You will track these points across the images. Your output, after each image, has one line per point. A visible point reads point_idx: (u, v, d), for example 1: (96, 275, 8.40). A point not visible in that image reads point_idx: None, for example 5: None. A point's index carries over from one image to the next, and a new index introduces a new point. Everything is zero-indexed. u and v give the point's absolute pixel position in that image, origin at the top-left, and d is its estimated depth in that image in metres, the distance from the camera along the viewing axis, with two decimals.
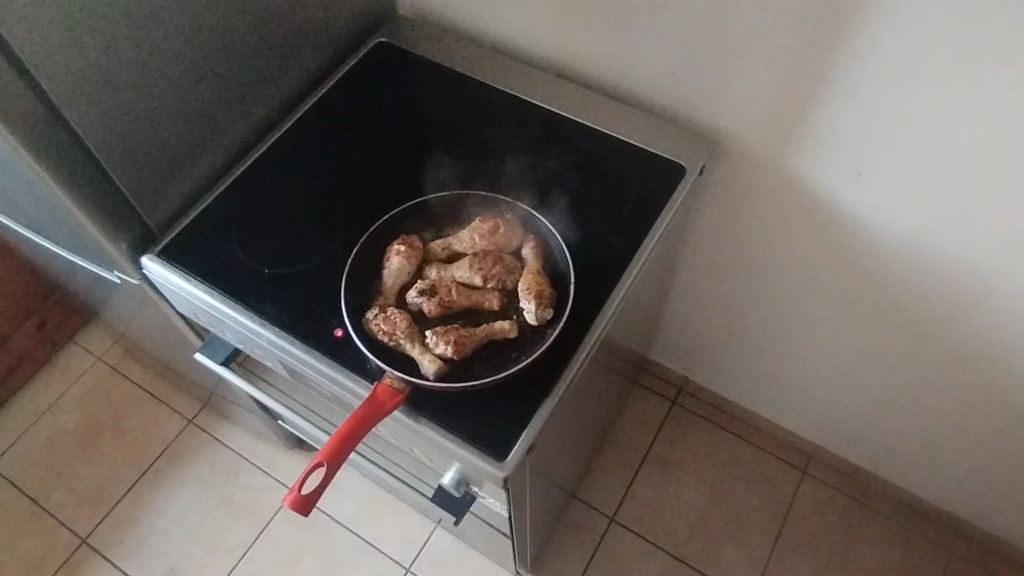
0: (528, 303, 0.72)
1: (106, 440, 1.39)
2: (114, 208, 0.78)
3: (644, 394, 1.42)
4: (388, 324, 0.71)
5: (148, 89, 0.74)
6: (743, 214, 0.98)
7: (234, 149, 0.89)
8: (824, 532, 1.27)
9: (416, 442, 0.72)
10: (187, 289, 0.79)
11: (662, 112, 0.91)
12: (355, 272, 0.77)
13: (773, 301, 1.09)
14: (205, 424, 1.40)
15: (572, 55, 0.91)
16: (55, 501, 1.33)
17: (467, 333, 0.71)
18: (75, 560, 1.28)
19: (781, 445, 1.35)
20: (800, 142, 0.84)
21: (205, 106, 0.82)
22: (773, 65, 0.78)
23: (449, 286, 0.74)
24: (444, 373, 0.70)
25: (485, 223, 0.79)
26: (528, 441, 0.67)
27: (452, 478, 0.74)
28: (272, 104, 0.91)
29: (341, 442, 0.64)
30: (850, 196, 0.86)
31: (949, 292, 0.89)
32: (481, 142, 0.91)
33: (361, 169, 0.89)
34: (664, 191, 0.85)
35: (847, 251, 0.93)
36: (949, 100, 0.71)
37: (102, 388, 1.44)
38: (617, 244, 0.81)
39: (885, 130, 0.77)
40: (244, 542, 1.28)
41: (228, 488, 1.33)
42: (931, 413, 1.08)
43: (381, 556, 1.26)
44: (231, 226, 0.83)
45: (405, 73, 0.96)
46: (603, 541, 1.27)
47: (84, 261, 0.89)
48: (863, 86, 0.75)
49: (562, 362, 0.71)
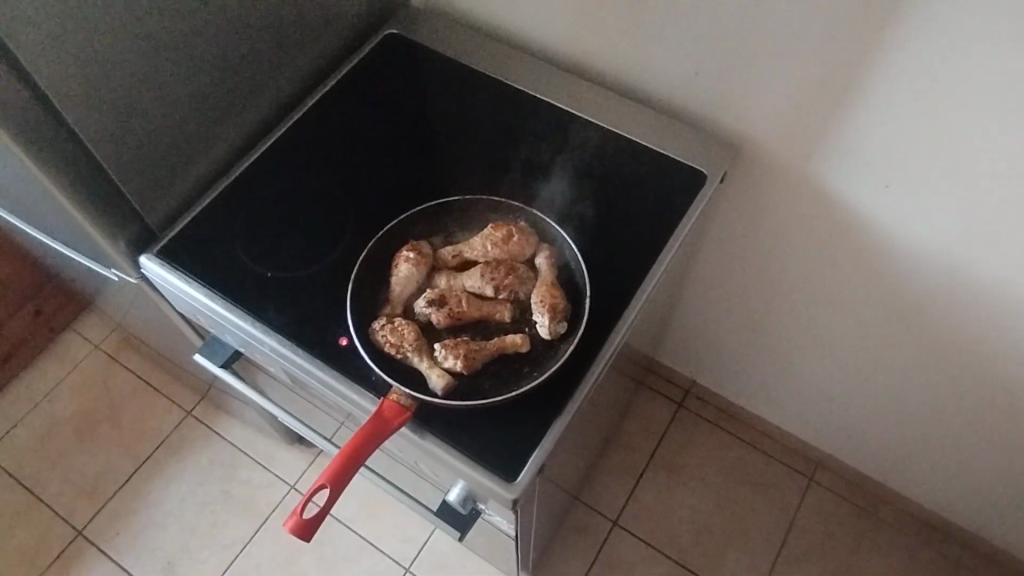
0: (542, 316, 0.70)
1: (103, 431, 1.37)
2: (110, 203, 0.75)
3: (650, 396, 1.39)
4: (395, 335, 0.69)
5: (144, 83, 0.71)
6: (760, 223, 0.94)
7: (238, 144, 0.86)
8: (829, 542, 1.26)
9: (421, 458, 0.70)
10: (186, 292, 0.76)
11: (681, 115, 0.87)
12: (361, 279, 0.74)
13: (788, 310, 1.06)
14: (203, 417, 1.38)
15: (591, 53, 0.88)
16: (50, 492, 1.31)
17: (477, 347, 0.68)
18: (70, 553, 1.26)
19: (787, 451, 1.33)
20: (826, 149, 0.80)
21: (207, 101, 0.78)
22: (802, 74, 0.75)
23: (459, 296, 0.71)
24: (452, 388, 0.67)
25: (498, 230, 0.75)
26: (539, 462, 0.65)
27: (458, 495, 0.72)
28: (278, 98, 0.88)
29: (344, 462, 0.62)
30: (876, 207, 0.82)
31: (973, 309, 0.86)
32: (493, 141, 0.87)
33: (369, 168, 0.85)
34: (683, 198, 0.82)
35: (869, 263, 0.89)
36: (985, 114, 0.67)
37: (99, 377, 1.42)
38: (633, 254, 0.78)
39: (918, 140, 0.73)
40: (242, 537, 1.27)
41: (227, 481, 1.31)
42: (945, 428, 1.05)
43: (380, 555, 1.25)
44: (233, 226, 0.80)
45: (417, 68, 0.93)
46: (605, 545, 1.26)
47: (81, 256, 0.86)
48: (896, 94, 0.71)
49: (575, 378, 0.69)
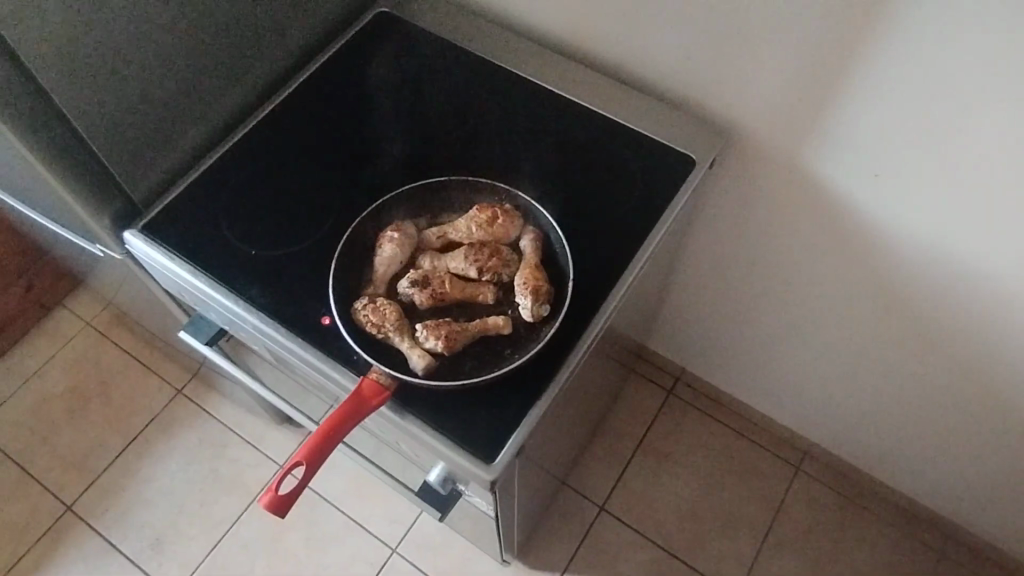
0: (524, 298, 0.69)
1: (94, 407, 1.37)
2: (92, 177, 0.75)
3: (640, 382, 1.39)
4: (377, 315, 0.68)
5: (127, 57, 0.70)
6: (751, 210, 0.94)
7: (226, 121, 0.85)
8: (815, 530, 1.26)
9: (402, 438, 0.70)
10: (169, 268, 0.76)
11: (672, 100, 0.87)
12: (345, 259, 0.73)
13: (778, 298, 1.05)
14: (193, 395, 1.38)
15: (582, 36, 0.87)
16: (40, 467, 1.32)
17: (459, 328, 0.68)
18: (60, 527, 1.27)
19: (776, 440, 1.33)
20: (817, 136, 0.80)
21: (192, 75, 0.77)
22: (793, 60, 0.74)
23: (442, 277, 0.71)
24: (433, 369, 0.67)
25: (483, 212, 0.75)
26: (517, 444, 0.65)
27: (439, 475, 0.73)
28: (266, 75, 0.87)
29: (322, 440, 0.62)
30: (866, 196, 0.82)
31: (960, 301, 0.85)
32: (481, 122, 0.87)
33: (357, 147, 0.85)
34: (671, 184, 0.81)
35: (857, 253, 0.89)
36: (975, 103, 0.67)
37: (90, 353, 1.42)
38: (619, 239, 0.78)
39: (907, 129, 0.73)
40: (230, 515, 1.27)
41: (217, 459, 1.32)
42: (931, 419, 1.05)
43: (369, 535, 1.26)
44: (217, 204, 0.79)
45: (407, 47, 0.92)
46: (591, 530, 1.26)
47: (67, 232, 0.86)
48: (887, 83, 0.70)
49: (556, 361, 0.69)
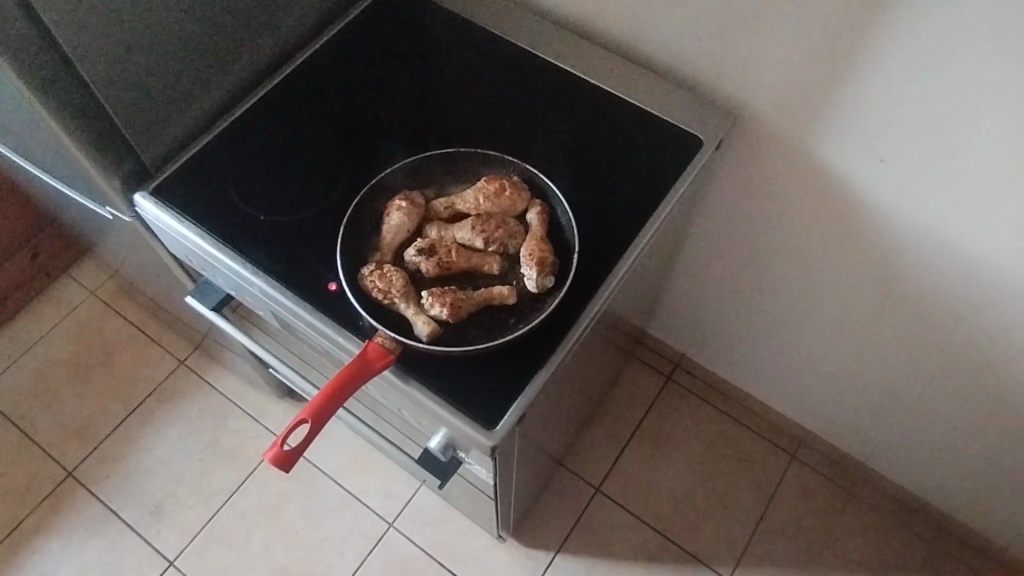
0: (529, 269, 0.70)
1: (97, 375, 1.38)
2: (104, 137, 0.75)
3: (639, 367, 1.40)
4: (384, 281, 0.69)
5: (142, 19, 0.70)
6: (757, 195, 0.94)
7: (238, 87, 0.85)
8: (808, 518, 1.27)
9: (405, 403, 0.71)
10: (178, 231, 0.77)
11: (681, 81, 0.87)
12: (352, 227, 0.74)
13: (780, 284, 1.06)
14: (195, 366, 1.39)
15: (594, 15, 0.87)
16: (42, 432, 1.33)
17: (464, 296, 0.69)
18: (61, 492, 1.28)
19: (772, 428, 1.34)
20: (824, 120, 0.80)
21: (205, 41, 0.78)
22: (803, 45, 0.75)
23: (449, 247, 0.72)
24: (437, 336, 0.68)
25: (491, 184, 0.76)
26: (518, 412, 0.66)
27: (439, 441, 0.74)
28: (279, 44, 0.87)
29: (327, 399, 0.63)
30: (871, 181, 0.82)
31: (958, 290, 0.86)
32: (489, 96, 0.87)
33: (368, 118, 0.85)
34: (678, 163, 0.82)
35: (861, 239, 0.90)
36: (979, 90, 0.67)
37: (94, 322, 1.43)
38: (623, 216, 0.78)
39: (912, 115, 0.73)
40: (230, 486, 1.29)
41: (218, 430, 1.33)
42: (926, 409, 1.06)
43: (366, 509, 1.27)
44: (226, 171, 0.80)
45: (419, 22, 0.92)
46: (587, 510, 1.27)
47: (76, 194, 0.87)
48: (894, 68, 0.71)
49: (559, 332, 0.70)
